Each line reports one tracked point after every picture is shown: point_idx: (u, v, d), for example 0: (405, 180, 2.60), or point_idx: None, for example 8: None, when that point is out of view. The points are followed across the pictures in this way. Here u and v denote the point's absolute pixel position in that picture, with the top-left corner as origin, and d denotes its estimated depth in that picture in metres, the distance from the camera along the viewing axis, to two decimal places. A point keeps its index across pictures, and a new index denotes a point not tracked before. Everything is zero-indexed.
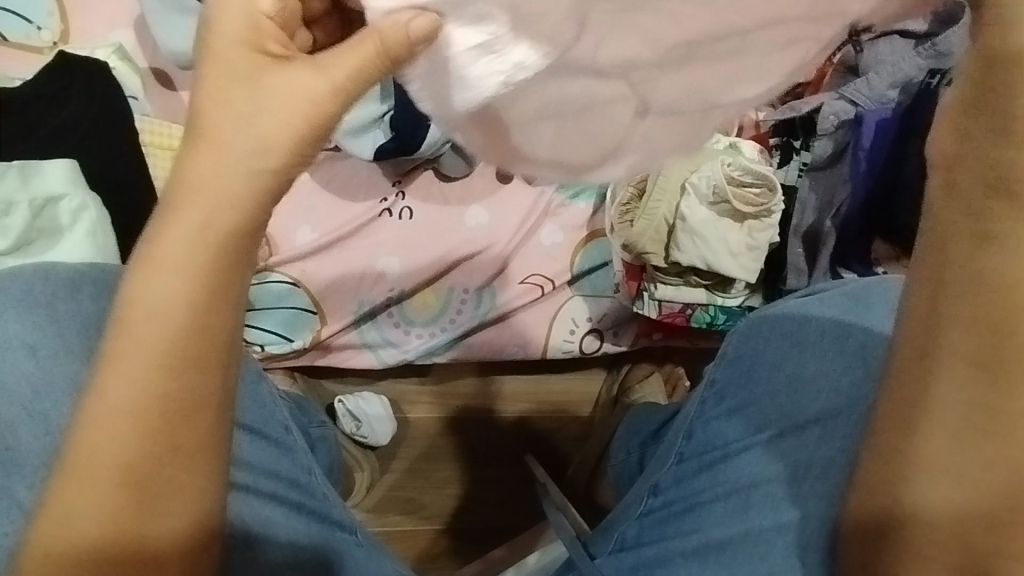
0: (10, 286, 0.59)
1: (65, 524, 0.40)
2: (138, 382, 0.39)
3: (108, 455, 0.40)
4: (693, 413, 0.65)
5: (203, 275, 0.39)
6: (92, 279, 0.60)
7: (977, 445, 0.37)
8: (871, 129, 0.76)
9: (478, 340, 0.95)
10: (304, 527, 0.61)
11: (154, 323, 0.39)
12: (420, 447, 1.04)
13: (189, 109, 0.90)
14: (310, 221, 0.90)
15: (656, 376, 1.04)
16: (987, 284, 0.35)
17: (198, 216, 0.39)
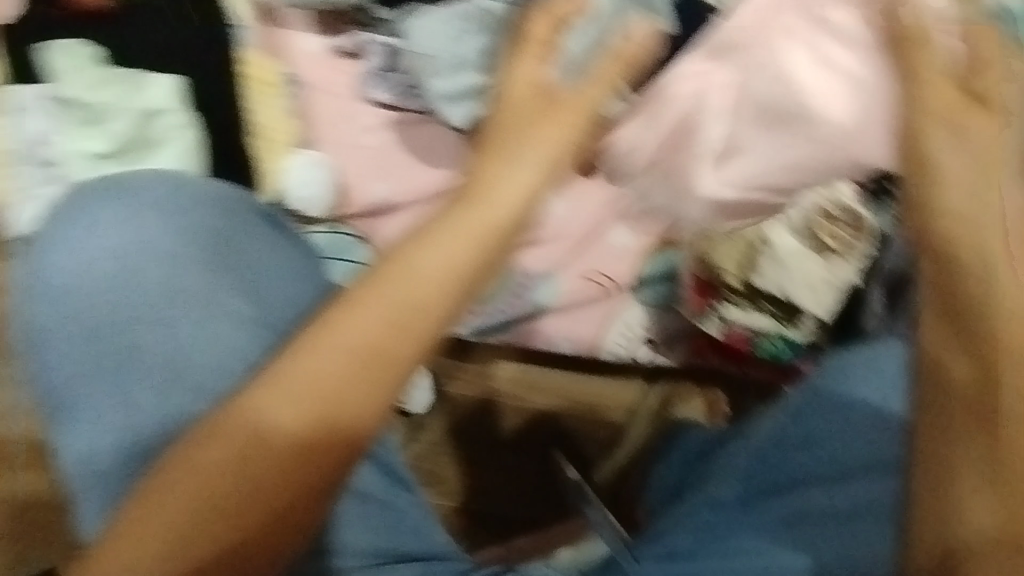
0: (153, 189, 0.59)
1: (252, 425, 0.45)
2: (369, 325, 0.46)
3: (326, 378, 0.46)
4: (767, 435, 0.67)
5: (457, 266, 0.49)
6: (226, 199, 0.61)
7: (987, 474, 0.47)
8: None
9: (532, 328, 0.94)
10: (372, 476, 0.60)
11: (413, 283, 0.48)
12: (450, 420, 1.04)
13: (287, 46, 0.87)
14: (387, 178, 0.88)
15: (698, 399, 1.04)
16: (992, 333, 0.48)
17: (486, 215, 0.51)
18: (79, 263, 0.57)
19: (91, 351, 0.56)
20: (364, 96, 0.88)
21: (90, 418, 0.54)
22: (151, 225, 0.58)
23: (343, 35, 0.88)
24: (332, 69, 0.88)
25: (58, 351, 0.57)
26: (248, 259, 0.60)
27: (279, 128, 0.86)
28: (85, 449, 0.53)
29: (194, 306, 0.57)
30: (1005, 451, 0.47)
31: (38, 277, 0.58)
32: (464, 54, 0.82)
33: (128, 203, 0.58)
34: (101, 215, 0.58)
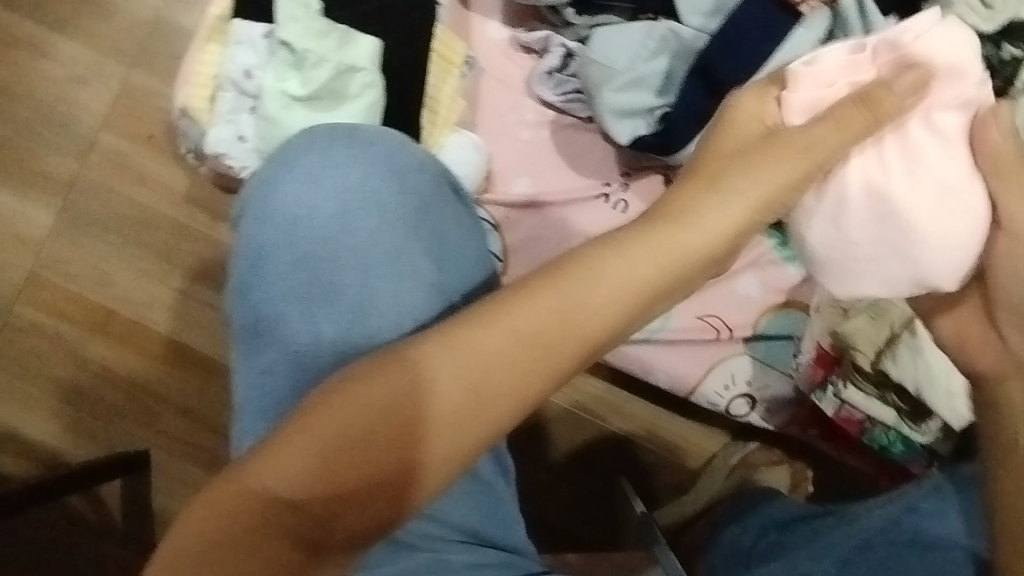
0: (382, 142, 0.62)
1: (382, 392, 0.44)
2: (531, 322, 0.45)
3: (474, 364, 0.44)
4: (871, 529, 0.66)
5: (640, 287, 0.46)
6: (435, 168, 0.64)
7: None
8: None
9: (634, 354, 0.93)
10: (491, 464, 0.63)
11: (588, 295, 0.45)
12: (528, 420, 1.04)
13: (474, 31, 0.93)
14: (531, 175, 0.92)
15: (784, 468, 0.98)
16: None
17: (688, 240, 0.47)
18: (306, 196, 0.60)
19: (294, 275, 0.60)
20: (531, 91, 0.92)
21: (287, 336, 0.59)
22: (375, 175, 0.61)
23: (530, 31, 0.92)
24: (509, 60, 0.93)
25: (264, 269, 0.60)
26: (444, 227, 0.62)
27: (449, 106, 0.88)
28: (268, 359, 0.59)
29: (391, 259, 0.60)
30: None
31: (264, 194, 0.61)
32: (643, 72, 0.82)
33: (360, 150, 0.61)
34: (334, 155, 0.61)
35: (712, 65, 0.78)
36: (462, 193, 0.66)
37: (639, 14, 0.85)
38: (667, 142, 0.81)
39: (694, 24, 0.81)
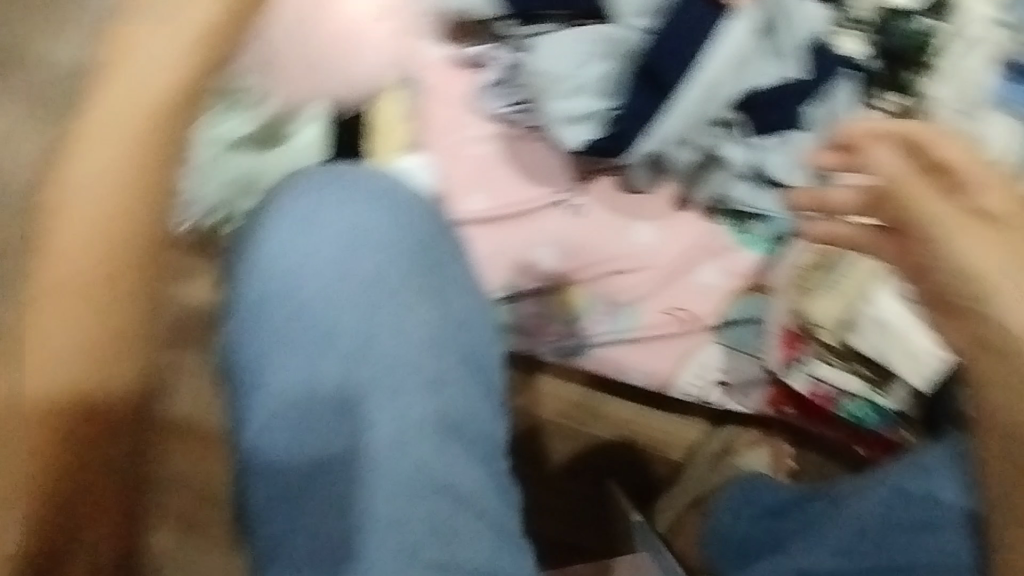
0: (376, 187, 0.66)
1: (47, 381, 0.46)
2: (98, 177, 0.50)
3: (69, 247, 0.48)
4: (870, 515, 0.69)
5: (114, 180, 0.51)
6: (426, 209, 0.69)
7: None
8: None
9: (608, 355, 0.93)
10: (492, 495, 0.63)
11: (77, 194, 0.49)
12: (512, 436, 1.03)
13: (408, 51, 0.90)
14: (484, 189, 0.90)
15: (764, 448, 1.00)
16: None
17: (63, 204, 0.49)
18: (309, 242, 0.64)
19: (293, 320, 0.62)
20: (474, 107, 0.90)
21: (282, 377, 0.61)
22: (369, 218, 0.66)
23: (467, 47, 0.90)
24: (446, 75, 0.90)
25: (266, 316, 0.62)
26: (439, 266, 0.67)
27: (393, 131, 0.87)
28: (269, 407, 0.61)
29: (388, 299, 0.64)
30: None
31: (260, 246, 0.64)
32: (583, 79, 0.83)
33: (352, 196, 0.66)
34: (329, 204, 0.65)
35: (657, 66, 0.80)
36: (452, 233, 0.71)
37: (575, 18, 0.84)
38: (618, 143, 0.81)
39: (638, 25, 0.82)
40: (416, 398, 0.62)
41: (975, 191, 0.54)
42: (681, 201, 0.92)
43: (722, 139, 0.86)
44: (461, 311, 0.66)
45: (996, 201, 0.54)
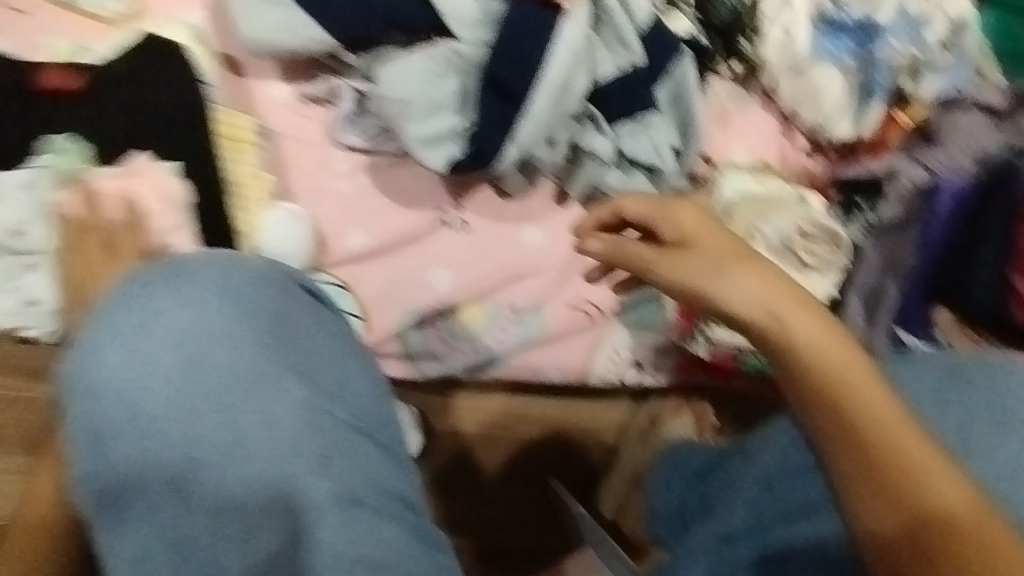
0: (208, 271, 0.57)
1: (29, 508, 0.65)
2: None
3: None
4: (769, 464, 0.67)
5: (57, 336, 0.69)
6: (274, 278, 0.60)
7: (863, 472, 0.51)
8: (948, 199, 0.75)
9: (520, 361, 0.94)
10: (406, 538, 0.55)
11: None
12: (448, 456, 1.03)
13: (257, 99, 0.87)
14: (365, 224, 0.89)
15: (687, 412, 1.04)
16: (831, 395, 0.53)
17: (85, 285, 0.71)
18: (133, 357, 0.54)
19: (139, 443, 0.53)
20: (337, 141, 0.89)
21: (149, 516, 0.53)
22: (207, 305, 0.56)
23: (314, 83, 0.88)
24: (302, 116, 0.89)
25: (105, 446, 0.52)
26: (302, 333, 0.60)
27: (255, 184, 0.84)
28: (135, 545, 0.52)
29: (252, 389, 0.55)
30: (907, 467, 0.50)
31: (81, 377, 0.53)
32: (438, 97, 0.81)
33: (181, 283, 0.56)
34: (159, 304, 0.55)
35: (500, 75, 0.80)
36: (319, 293, 0.65)
37: (414, 38, 0.83)
38: (483, 156, 0.81)
39: (470, 39, 0.81)
40: (312, 480, 0.54)
41: (663, 221, 0.65)
42: (562, 195, 0.94)
43: (581, 132, 0.87)
44: (338, 379, 0.60)
45: (683, 219, 0.64)
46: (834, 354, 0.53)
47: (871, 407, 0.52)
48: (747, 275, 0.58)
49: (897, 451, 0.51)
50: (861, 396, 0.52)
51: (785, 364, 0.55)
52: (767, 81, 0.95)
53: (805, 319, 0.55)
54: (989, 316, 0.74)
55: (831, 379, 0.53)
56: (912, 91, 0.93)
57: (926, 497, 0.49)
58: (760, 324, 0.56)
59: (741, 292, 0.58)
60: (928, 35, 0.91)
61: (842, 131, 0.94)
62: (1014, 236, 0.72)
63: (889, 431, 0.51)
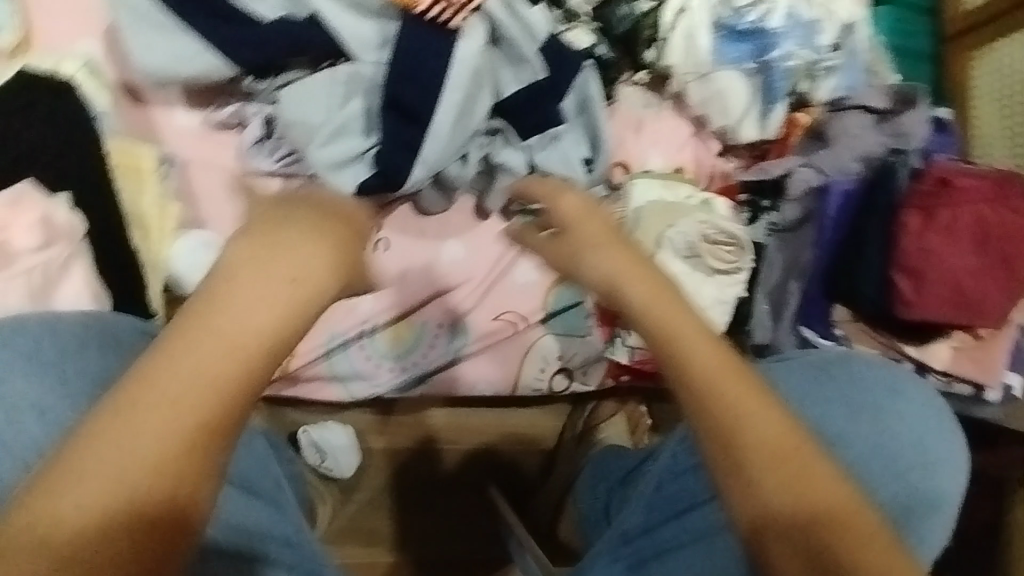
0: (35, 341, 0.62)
1: None
2: (185, 383, 0.45)
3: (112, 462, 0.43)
4: (664, 466, 0.70)
5: None
6: (109, 332, 0.64)
7: (733, 473, 0.44)
8: (836, 200, 0.79)
9: (451, 376, 0.95)
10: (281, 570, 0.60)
11: (162, 392, 0.44)
12: (387, 473, 1.03)
13: (161, 127, 0.86)
14: None
15: (620, 416, 1.08)
16: (677, 361, 0.47)
17: None
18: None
19: None
20: (249, 166, 0.87)
21: None
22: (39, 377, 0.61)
23: (220, 108, 0.87)
24: (210, 143, 0.87)
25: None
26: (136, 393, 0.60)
27: (158, 215, 0.81)
28: None
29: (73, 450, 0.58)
30: (754, 435, 0.44)
31: None
32: (340, 120, 0.82)
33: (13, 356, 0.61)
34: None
35: (399, 95, 0.80)
36: None
37: (319, 61, 0.84)
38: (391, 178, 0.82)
39: (370, 60, 0.82)
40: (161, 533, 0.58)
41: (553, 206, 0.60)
42: (482, 209, 0.95)
43: (495, 146, 0.90)
44: None
45: (570, 206, 0.59)
46: (709, 357, 0.47)
47: (735, 404, 0.45)
48: (613, 255, 0.53)
49: (745, 418, 0.45)
50: (739, 400, 0.45)
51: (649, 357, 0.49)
52: (675, 87, 0.98)
53: (648, 292, 0.50)
54: (877, 309, 0.75)
55: (678, 349, 0.47)
56: (809, 92, 0.96)
57: (768, 459, 0.44)
58: (623, 298, 0.51)
59: (600, 267, 0.53)
60: (821, 39, 0.94)
61: (747, 133, 0.97)
62: (893, 235, 0.74)
63: (742, 406, 0.45)
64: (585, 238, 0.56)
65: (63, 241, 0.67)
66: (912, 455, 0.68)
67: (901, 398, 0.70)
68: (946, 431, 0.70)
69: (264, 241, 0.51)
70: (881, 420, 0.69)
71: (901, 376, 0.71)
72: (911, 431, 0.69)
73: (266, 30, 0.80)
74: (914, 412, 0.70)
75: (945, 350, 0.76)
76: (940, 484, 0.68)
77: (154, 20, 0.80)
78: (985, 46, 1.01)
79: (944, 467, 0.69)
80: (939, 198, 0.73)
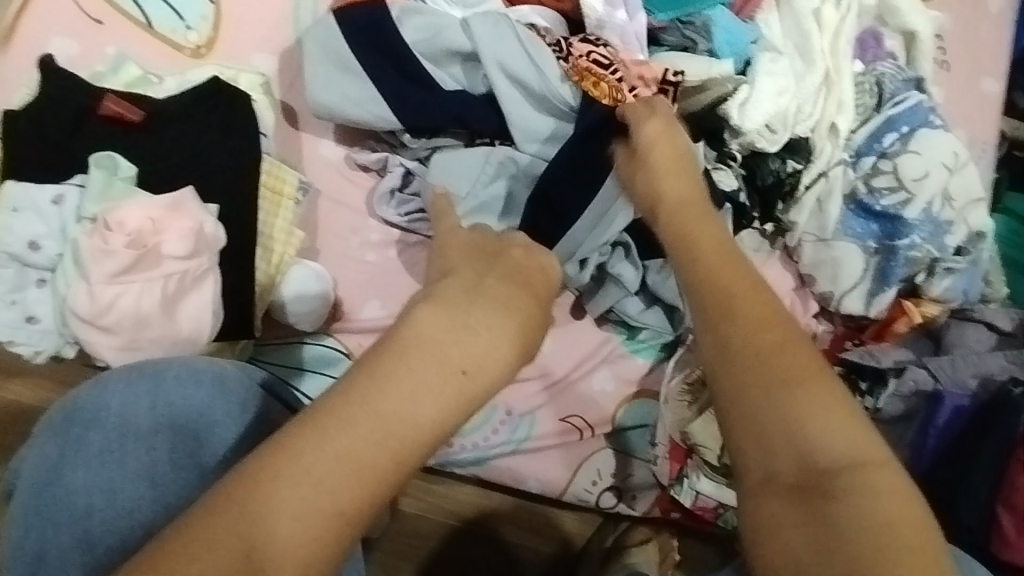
0: (173, 373, 0.60)
1: None
2: (351, 447, 0.40)
3: (279, 532, 0.38)
4: None
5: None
6: (240, 386, 0.61)
7: (756, 418, 0.47)
8: (948, 411, 0.77)
9: (503, 465, 0.93)
10: None
11: (324, 461, 0.40)
12: (416, 535, 1.04)
13: (305, 154, 0.87)
14: (381, 296, 0.85)
15: (653, 544, 1.03)
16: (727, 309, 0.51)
17: None
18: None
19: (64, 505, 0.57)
20: (375, 212, 0.87)
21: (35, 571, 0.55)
22: (173, 413, 0.60)
23: (366, 152, 0.87)
24: (347, 180, 0.88)
25: (64, 485, 0.57)
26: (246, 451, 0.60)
27: (284, 241, 0.81)
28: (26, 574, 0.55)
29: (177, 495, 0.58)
30: (777, 384, 0.47)
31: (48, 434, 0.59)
32: (484, 198, 0.83)
33: (154, 381, 0.60)
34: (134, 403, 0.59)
35: (549, 191, 0.83)
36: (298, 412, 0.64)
37: (476, 137, 0.86)
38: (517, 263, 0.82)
39: (529, 151, 0.84)
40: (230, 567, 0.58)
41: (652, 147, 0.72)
42: (579, 308, 0.96)
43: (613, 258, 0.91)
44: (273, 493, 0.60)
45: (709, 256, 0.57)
46: (841, 438, 0.46)
47: (768, 354, 0.48)
48: (682, 185, 0.67)
49: (785, 364, 0.48)
50: (868, 480, 0.44)
51: (744, 410, 0.47)
52: (791, 241, 1.00)
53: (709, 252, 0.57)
54: (971, 535, 0.74)
55: (729, 297, 0.52)
56: (923, 285, 0.97)
57: (800, 417, 0.46)
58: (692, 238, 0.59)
59: (671, 192, 0.67)
60: (949, 239, 0.95)
61: (852, 305, 0.98)
62: (1008, 467, 0.71)
63: (771, 353, 0.48)
64: (732, 295, 0.52)
65: (206, 255, 0.66)
66: None
67: None
68: None
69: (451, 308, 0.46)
70: None
71: None
72: None
73: (442, 103, 0.83)
74: None
75: None
76: None
77: (339, 61, 0.83)
78: None
79: None
80: None
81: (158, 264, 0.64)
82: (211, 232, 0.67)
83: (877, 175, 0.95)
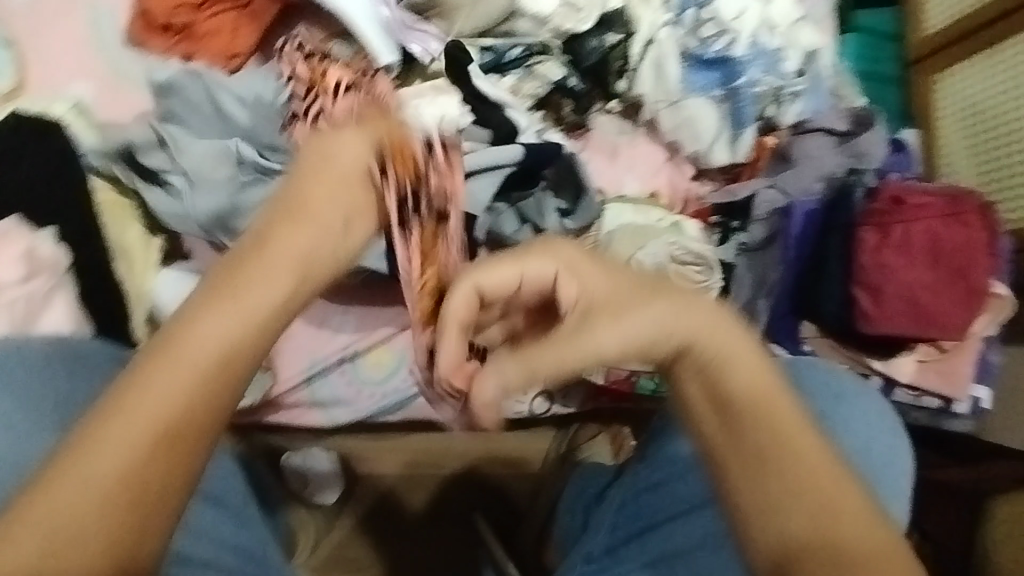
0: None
1: None
2: (145, 412, 0.42)
3: (97, 473, 0.41)
4: (627, 485, 0.69)
5: None
6: (71, 350, 0.58)
7: (755, 480, 0.46)
8: (799, 220, 0.83)
9: (431, 400, 0.96)
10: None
11: (153, 397, 0.42)
12: (370, 501, 1.04)
13: None
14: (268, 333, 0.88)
15: (604, 437, 1.05)
16: (721, 393, 0.48)
17: None
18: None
19: None
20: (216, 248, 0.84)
21: None
22: None
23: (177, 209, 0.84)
24: None
25: None
26: None
27: (143, 249, 0.82)
28: None
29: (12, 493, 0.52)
30: (758, 441, 0.46)
31: None
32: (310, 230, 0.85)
33: None
34: None
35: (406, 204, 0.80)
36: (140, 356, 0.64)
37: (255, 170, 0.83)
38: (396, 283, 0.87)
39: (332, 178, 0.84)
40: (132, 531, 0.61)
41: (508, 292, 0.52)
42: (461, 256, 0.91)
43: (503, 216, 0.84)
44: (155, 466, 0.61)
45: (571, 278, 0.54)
46: (812, 471, 0.46)
47: (757, 415, 0.47)
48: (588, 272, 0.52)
49: (762, 423, 0.47)
50: (832, 498, 0.45)
51: (730, 474, 0.46)
52: (646, 115, 0.99)
53: (666, 306, 0.50)
54: (840, 323, 0.80)
55: (711, 362, 0.49)
56: (777, 118, 0.98)
57: (794, 475, 0.45)
58: (629, 315, 0.49)
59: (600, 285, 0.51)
60: (786, 65, 0.97)
61: (720, 157, 0.98)
62: (851, 252, 0.79)
63: (760, 414, 0.47)
64: (691, 336, 0.49)
65: (45, 273, 0.74)
66: (863, 460, 0.64)
67: (849, 403, 0.67)
68: (893, 435, 0.66)
69: (290, 225, 0.49)
70: (829, 427, 0.65)
71: (845, 380, 0.68)
72: (861, 436, 0.65)
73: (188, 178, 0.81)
74: (861, 417, 0.66)
75: (910, 364, 0.81)
76: (890, 483, 0.64)
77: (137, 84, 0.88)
78: (946, 69, 1.03)
79: (892, 469, 0.65)
80: (893, 216, 0.78)
81: (2, 292, 0.73)
82: (47, 252, 0.74)
83: (703, 25, 0.96)
